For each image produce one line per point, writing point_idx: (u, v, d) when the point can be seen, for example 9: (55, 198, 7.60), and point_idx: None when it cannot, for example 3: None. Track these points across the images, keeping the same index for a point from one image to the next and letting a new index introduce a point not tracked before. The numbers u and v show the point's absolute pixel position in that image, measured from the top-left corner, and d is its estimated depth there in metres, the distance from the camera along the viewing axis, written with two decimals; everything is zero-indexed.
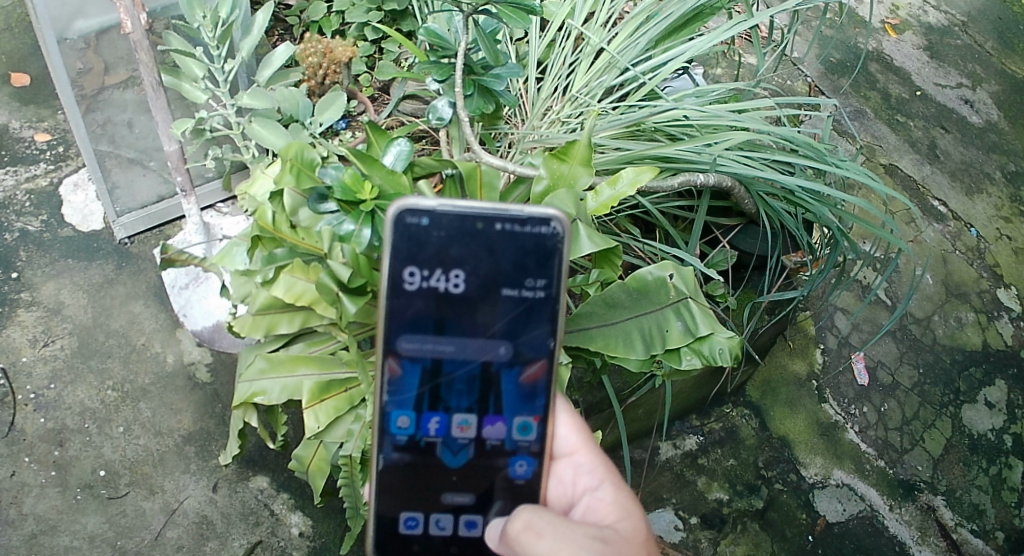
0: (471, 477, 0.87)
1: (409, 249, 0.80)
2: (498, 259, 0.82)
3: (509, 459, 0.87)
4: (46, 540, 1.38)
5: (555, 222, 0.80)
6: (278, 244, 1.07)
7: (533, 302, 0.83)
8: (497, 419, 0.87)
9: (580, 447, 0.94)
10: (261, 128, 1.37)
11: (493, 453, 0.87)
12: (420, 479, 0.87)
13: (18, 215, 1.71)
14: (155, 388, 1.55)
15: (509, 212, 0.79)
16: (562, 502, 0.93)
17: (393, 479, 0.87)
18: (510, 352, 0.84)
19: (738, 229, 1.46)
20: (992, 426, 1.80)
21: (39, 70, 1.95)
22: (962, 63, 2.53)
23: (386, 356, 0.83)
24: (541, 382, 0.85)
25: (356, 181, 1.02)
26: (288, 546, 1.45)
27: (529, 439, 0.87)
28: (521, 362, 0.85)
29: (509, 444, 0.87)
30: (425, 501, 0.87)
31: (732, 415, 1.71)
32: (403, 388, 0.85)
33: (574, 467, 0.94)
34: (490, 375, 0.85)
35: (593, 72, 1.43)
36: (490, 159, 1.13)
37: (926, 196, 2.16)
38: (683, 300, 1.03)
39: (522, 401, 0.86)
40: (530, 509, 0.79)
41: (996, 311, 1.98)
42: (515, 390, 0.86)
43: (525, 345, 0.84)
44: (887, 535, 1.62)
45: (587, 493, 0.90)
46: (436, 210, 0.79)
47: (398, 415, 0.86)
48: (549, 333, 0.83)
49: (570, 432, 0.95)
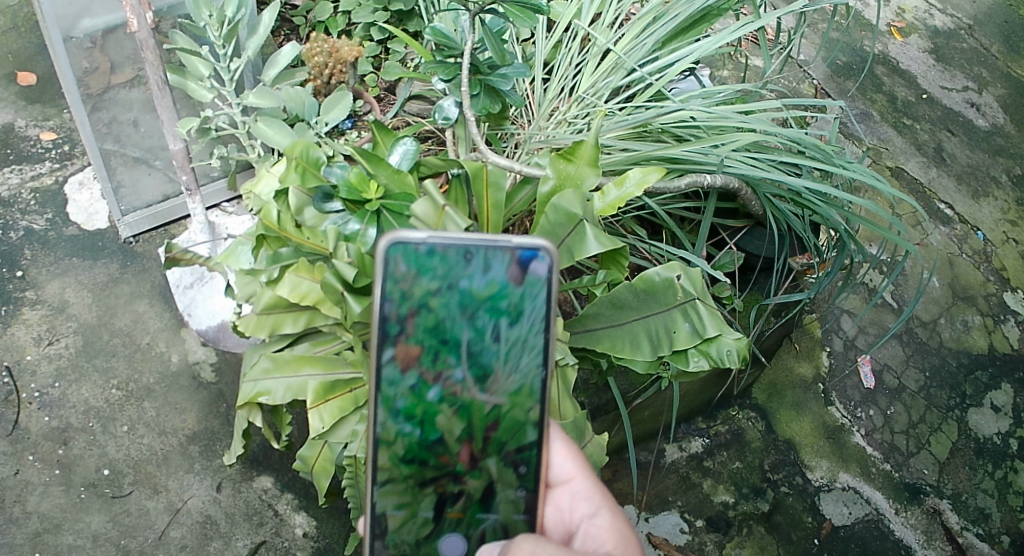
0: (467, 503, 0.87)
1: (402, 273, 0.80)
2: (490, 281, 0.81)
3: (504, 483, 0.86)
4: (50, 539, 1.38)
5: (543, 253, 0.80)
6: (282, 244, 1.10)
7: (524, 325, 0.83)
8: (491, 444, 0.86)
9: (576, 475, 0.95)
10: (267, 127, 1.34)
11: (489, 478, 0.86)
12: (417, 505, 0.86)
13: (23, 213, 1.71)
14: (159, 388, 1.54)
15: (499, 242, 0.80)
16: (562, 526, 0.96)
17: (388, 504, 0.86)
18: (504, 376, 0.84)
19: (744, 231, 1.45)
20: (998, 430, 1.79)
21: (46, 70, 1.95)
22: (967, 67, 2.53)
23: (379, 380, 0.82)
24: (535, 405, 0.85)
25: (362, 180, 1.05)
26: (292, 546, 1.44)
27: (524, 464, 0.86)
28: (514, 385, 0.84)
29: (504, 469, 0.86)
30: (422, 526, 0.86)
31: (738, 417, 1.71)
32: (397, 412, 0.84)
33: (572, 493, 0.95)
34: (485, 398, 0.84)
35: (600, 73, 1.42)
36: (496, 159, 1.16)
37: (932, 199, 2.15)
38: (691, 300, 1.01)
39: (516, 426, 0.85)
40: (531, 540, 0.80)
41: (1003, 315, 1.97)
42: (509, 415, 0.85)
43: (518, 369, 0.84)
44: (893, 538, 1.60)
45: (586, 521, 0.93)
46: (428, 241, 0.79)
47: (392, 442, 0.85)
48: (542, 356, 0.83)
49: (565, 461, 0.94)
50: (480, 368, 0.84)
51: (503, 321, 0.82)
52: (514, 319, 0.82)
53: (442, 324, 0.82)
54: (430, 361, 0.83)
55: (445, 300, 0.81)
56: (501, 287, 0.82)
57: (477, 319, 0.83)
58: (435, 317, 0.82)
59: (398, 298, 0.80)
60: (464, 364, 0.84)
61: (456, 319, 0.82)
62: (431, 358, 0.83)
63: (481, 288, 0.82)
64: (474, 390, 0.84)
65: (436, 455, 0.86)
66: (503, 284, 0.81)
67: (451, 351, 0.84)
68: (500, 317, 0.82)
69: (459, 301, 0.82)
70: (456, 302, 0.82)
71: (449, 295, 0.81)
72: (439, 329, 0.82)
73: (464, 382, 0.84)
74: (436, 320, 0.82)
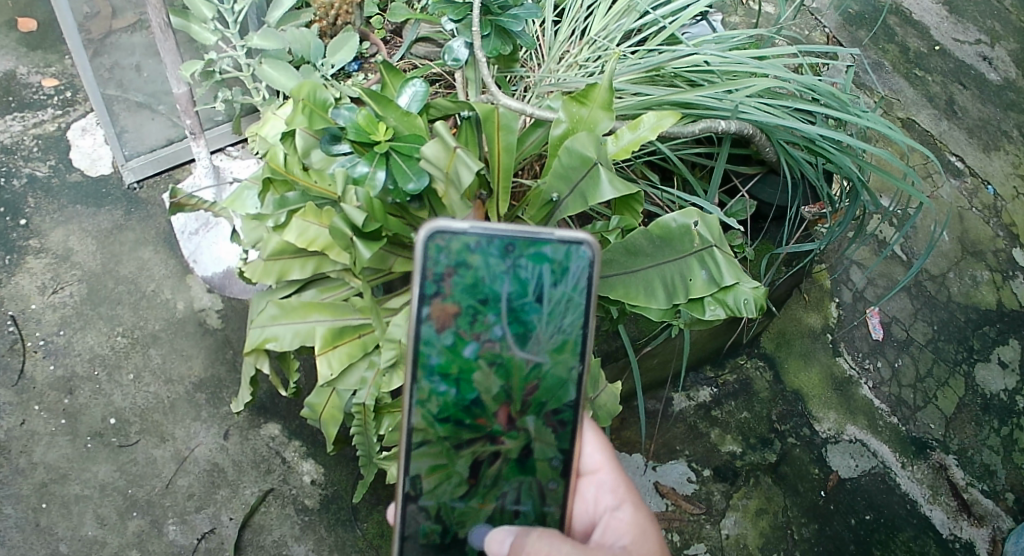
0: (504, 465, 0.85)
1: (440, 231, 0.77)
2: (532, 238, 0.79)
3: (542, 442, 0.85)
4: (57, 489, 1.38)
5: (584, 242, 0.79)
6: (289, 187, 1.08)
7: (568, 283, 0.80)
8: (529, 404, 0.84)
9: (604, 467, 0.97)
10: (272, 69, 1.30)
11: (527, 438, 0.85)
12: (452, 466, 0.85)
13: (26, 160, 1.69)
14: (165, 335, 1.54)
15: (541, 232, 0.78)
16: (584, 518, 0.96)
17: (425, 466, 0.84)
18: (545, 335, 0.82)
19: (756, 178, 1.42)
20: (1005, 386, 1.78)
21: (47, 15, 1.90)
22: (980, 19, 2.47)
23: (415, 338, 0.80)
24: (577, 363, 0.82)
25: (371, 122, 1.01)
26: (300, 494, 1.44)
27: (562, 426, 0.84)
28: (556, 342, 0.82)
29: (543, 428, 0.84)
30: (457, 486, 0.85)
31: (746, 367, 1.71)
32: (432, 371, 0.82)
33: (597, 485, 0.97)
34: (524, 356, 0.83)
35: (612, 15, 1.38)
36: (509, 102, 1.12)
37: (943, 151, 2.12)
38: (707, 248, 0.99)
39: (557, 385, 0.83)
40: (547, 539, 0.79)
41: (1011, 271, 1.95)
42: (550, 373, 0.83)
43: (560, 328, 0.82)
44: (899, 492, 1.61)
45: (608, 512, 0.93)
46: (469, 229, 0.78)
47: (427, 401, 0.83)
48: (584, 314, 0.81)
49: (595, 452, 0.98)
50: (521, 326, 0.82)
51: (546, 278, 0.80)
52: (558, 277, 0.80)
53: (481, 282, 0.80)
54: (468, 322, 0.81)
55: (485, 260, 0.79)
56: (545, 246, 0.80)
57: (519, 275, 0.81)
58: (475, 274, 0.80)
59: (437, 256, 0.79)
60: (504, 321, 0.82)
61: (496, 276, 0.80)
62: (469, 319, 0.81)
63: (523, 247, 0.80)
64: (514, 348, 0.83)
65: (473, 416, 0.84)
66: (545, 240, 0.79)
67: (491, 309, 0.82)
68: (542, 276, 0.80)
69: (499, 261, 0.80)
70: (496, 258, 0.80)
71: (489, 254, 0.79)
72: (479, 286, 0.80)
73: (503, 340, 0.82)
74: (476, 278, 0.80)
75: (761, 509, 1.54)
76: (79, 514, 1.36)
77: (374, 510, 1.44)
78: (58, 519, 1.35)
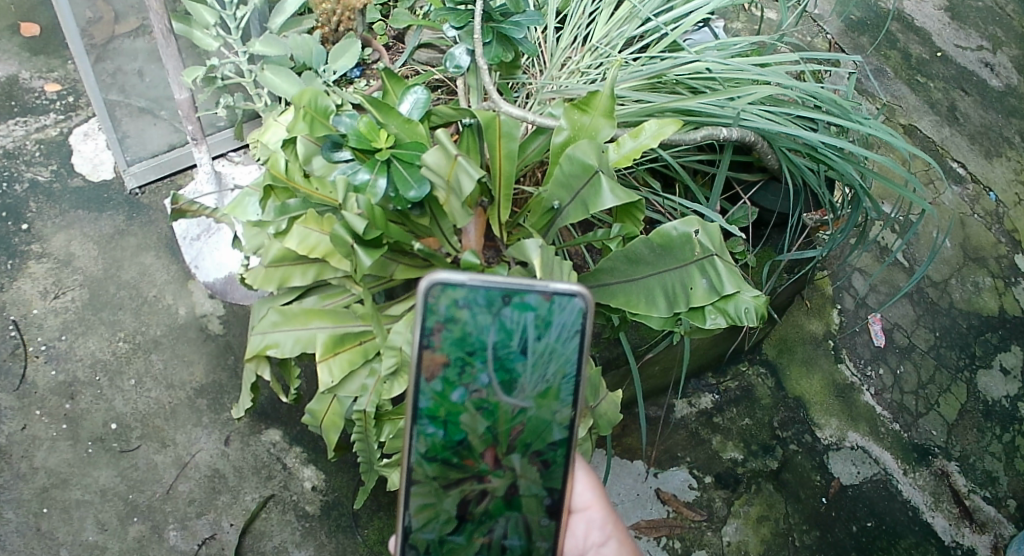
0: (491, 504, 0.85)
1: (434, 286, 0.75)
2: (520, 291, 0.77)
3: (528, 478, 0.84)
4: (58, 494, 1.38)
5: (577, 297, 0.78)
6: (290, 195, 1.06)
7: (553, 335, 0.79)
8: (515, 445, 0.83)
9: (594, 505, 1.00)
10: (274, 75, 1.34)
11: (513, 476, 0.84)
12: (439, 505, 0.84)
13: (28, 164, 1.69)
14: (166, 340, 1.54)
15: (532, 287, 0.77)
16: (575, 549, 1.03)
17: (414, 504, 0.83)
18: (531, 383, 0.81)
19: (758, 185, 1.43)
20: (1006, 393, 1.78)
21: (50, 20, 1.91)
22: (982, 25, 2.46)
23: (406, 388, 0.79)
24: (563, 407, 0.82)
25: (372, 129, 1.00)
26: (300, 500, 1.44)
27: (547, 466, 0.84)
28: (541, 390, 0.81)
29: (528, 466, 0.84)
30: (445, 523, 0.85)
31: (748, 374, 1.70)
32: (420, 413, 0.80)
33: (587, 521, 1.01)
34: (510, 401, 0.81)
35: (614, 22, 1.39)
36: (510, 109, 1.14)
37: (945, 157, 2.11)
38: (708, 257, 0.98)
39: (540, 430, 0.83)
40: None
41: (1013, 277, 1.95)
42: (535, 416, 0.82)
43: (545, 376, 0.81)
44: (900, 500, 1.60)
45: (595, 548, 1.01)
46: (464, 283, 0.76)
47: (415, 442, 0.82)
48: (572, 361, 0.80)
49: (586, 491, 1.00)
50: (508, 374, 0.81)
51: (531, 331, 0.79)
52: (543, 329, 0.78)
53: (469, 335, 0.78)
54: (456, 371, 0.80)
55: (475, 316, 0.78)
56: (533, 302, 0.78)
57: (506, 326, 0.79)
58: (463, 327, 0.78)
59: (429, 311, 0.76)
60: (490, 369, 0.80)
61: (484, 328, 0.78)
62: (457, 368, 0.79)
63: (513, 302, 0.78)
64: (500, 394, 0.81)
65: (460, 457, 0.83)
66: (534, 293, 0.77)
67: (479, 357, 0.80)
68: (529, 330, 0.79)
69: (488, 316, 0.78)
70: (484, 312, 0.78)
71: (480, 310, 0.77)
72: (467, 339, 0.78)
73: (490, 387, 0.81)
74: (464, 331, 0.78)
75: (762, 516, 1.54)
76: (80, 520, 1.36)
77: (374, 517, 1.43)
78: (58, 524, 1.35)
